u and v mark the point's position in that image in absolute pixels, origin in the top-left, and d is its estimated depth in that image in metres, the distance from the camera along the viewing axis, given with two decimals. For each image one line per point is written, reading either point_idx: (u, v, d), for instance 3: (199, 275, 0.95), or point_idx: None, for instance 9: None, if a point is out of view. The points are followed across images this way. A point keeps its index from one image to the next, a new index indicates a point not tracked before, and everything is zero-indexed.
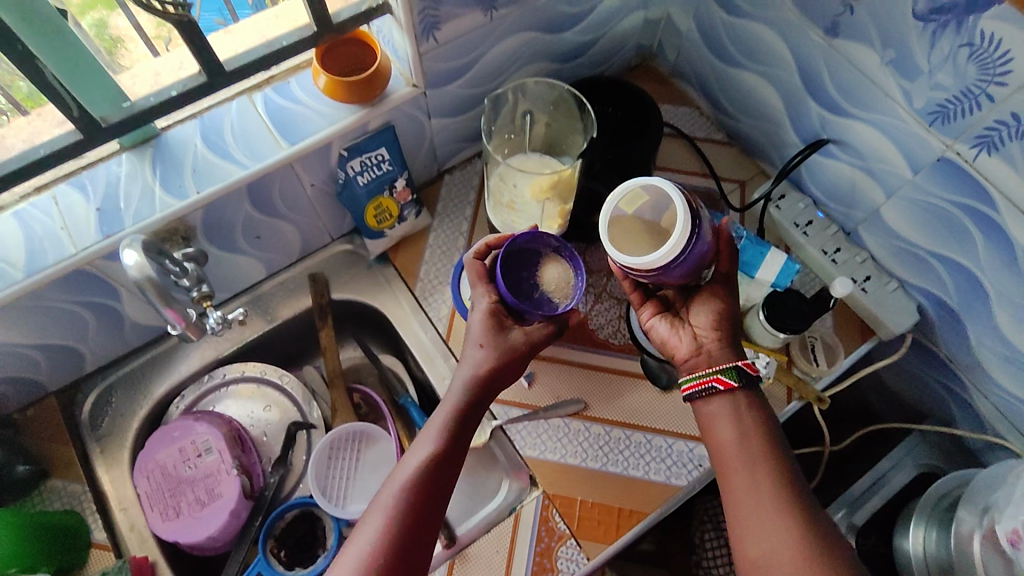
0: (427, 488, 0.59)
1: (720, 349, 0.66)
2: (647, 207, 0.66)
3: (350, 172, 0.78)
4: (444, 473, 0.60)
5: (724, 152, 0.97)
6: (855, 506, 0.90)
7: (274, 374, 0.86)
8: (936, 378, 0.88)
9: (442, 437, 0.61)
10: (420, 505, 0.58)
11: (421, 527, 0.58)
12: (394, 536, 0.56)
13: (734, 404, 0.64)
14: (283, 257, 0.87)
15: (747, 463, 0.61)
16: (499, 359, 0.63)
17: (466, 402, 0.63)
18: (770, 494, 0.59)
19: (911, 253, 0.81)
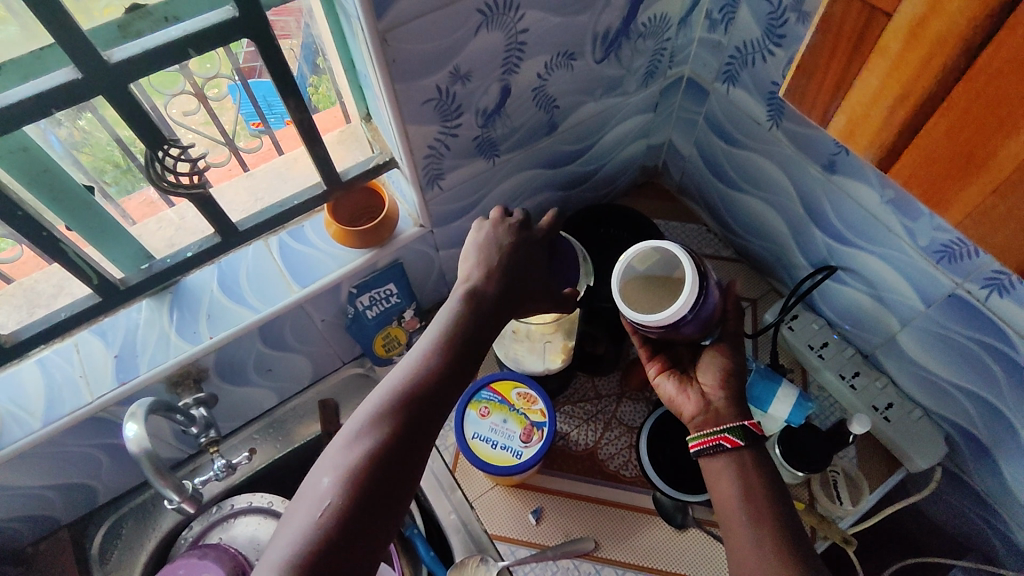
0: (419, 403, 0.52)
1: (730, 408, 0.63)
2: (658, 264, 0.64)
3: (359, 307, 0.81)
4: (441, 383, 0.54)
5: (732, 269, 0.97)
6: None
7: (281, 505, 0.85)
8: (973, 510, 0.83)
9: (437, 346, 0.55)
10: (409, 418, 0.52)
11: (413, 441, 0.51)
12: (379, 449, 0.49)
13: (740, 465, 0.59)
14: (295, 384, 0.88)
15: (752, 518, 0.57)
16: (505, 276, 0.61)
17: (465, 314, 0.58)
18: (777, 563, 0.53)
19: (932, 382, 0.78)
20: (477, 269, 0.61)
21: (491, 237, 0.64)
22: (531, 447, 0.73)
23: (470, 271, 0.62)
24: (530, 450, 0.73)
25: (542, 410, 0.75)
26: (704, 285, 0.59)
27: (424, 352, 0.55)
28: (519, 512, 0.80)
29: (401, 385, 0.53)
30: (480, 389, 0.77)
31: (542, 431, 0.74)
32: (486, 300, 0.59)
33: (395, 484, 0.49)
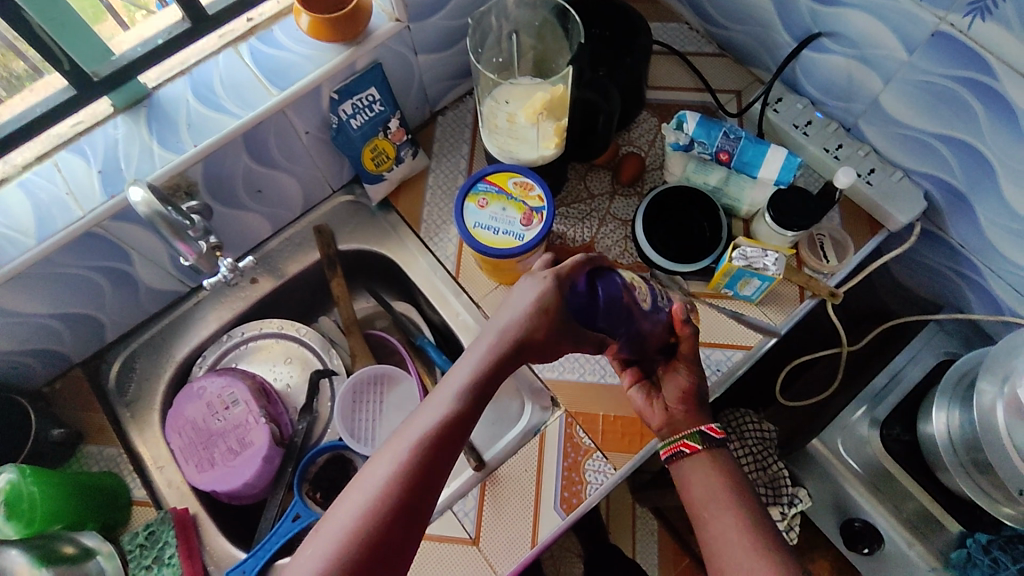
0: (432, 457, 0.52)
1: (693, 420, 0.68)
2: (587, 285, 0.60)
3: (343, 115, 0.78)
4: (451, 446, 0.53)
5: (715, 63, 0.96)
6: (877, 400, 0.88)
7: (292, 328, 0.88)
8: (949, 267, 0.88)
9: (457, 399, 0.54)
10: (417, 483, 0.51)
11: (416, 508, 0.51)
12: (381, 519, 0.49)
13: (702, 467, 0.66)
14: (287, 211, 0.87)
15: (717, 512, 0.63)
16: (538, 331, 0.58)
17: (487, 371, 0.56)
18: (750, 551, 0.60)
19: (913, 139, 0.81)
20: (508, 320, 0.58)
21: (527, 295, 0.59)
22: (533, 229, 0.74)
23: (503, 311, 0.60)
24: (531, 233, 0.74)
25: (540, 196, 0.75)
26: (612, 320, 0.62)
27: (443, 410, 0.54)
28: None
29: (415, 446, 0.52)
30: (476, 182, 0.77)
31: (543, 214, 0.75)
32: (512, 348, 0.57)
33: (402, 537, 0.50)
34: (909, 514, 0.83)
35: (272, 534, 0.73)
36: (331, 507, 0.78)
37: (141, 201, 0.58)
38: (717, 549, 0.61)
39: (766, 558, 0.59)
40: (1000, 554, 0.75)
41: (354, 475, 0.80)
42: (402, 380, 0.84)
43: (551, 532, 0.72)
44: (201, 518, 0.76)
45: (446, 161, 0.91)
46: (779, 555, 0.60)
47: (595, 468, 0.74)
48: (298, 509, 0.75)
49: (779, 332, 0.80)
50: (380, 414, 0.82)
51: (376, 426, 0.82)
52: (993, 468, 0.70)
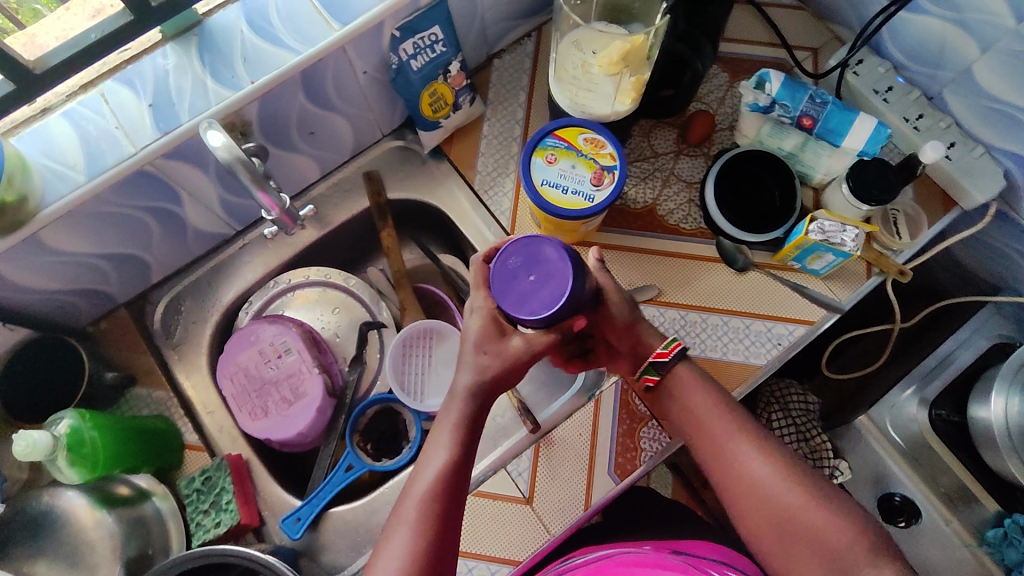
0: (447, 496, 0.56)
1: (648, 331, 0.67)
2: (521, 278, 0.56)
3: (403, 55, 0.73)
4: (455, 506, 0.56)
5: (792, 17, 0.90)
6: (928, 379, 0.87)
7: (339, 278, 0.85)
8: (1015, 248, 0.86)
9: (451, 450, 0.57)
10: (437, 538, 0.54)
11: (440, 569, 0.54)
12: (420, 568, 0.53)
13: (687, 382, 0.65)
14: (335, 155, 0.83)
15: (713, 418, 0.62)
16: (506, 370, 0.59)
17: (468, 420, 0.59)
18: (743, 443, 0.60)
19: (1001, 114, 0.77)
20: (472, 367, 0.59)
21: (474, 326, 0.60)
22: (603, 190, 0.71)
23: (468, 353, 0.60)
24: (602, 194, 0.70)
25: (612, 154, 0.71)
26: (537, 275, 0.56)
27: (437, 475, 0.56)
28: None
29: (420, 515, 0.54)
30: (545, 137, 0.72)
31: (614, 174, 0.71)
32: (492, 386, 0.59)
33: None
34: (947, 489, 0.84)
35: (326, 483, 0.73)
36: (382, 458, 0.78)
37: (222, 146, 0.58)
38: (715, 453, 0.61)
39: (759, 447, 0.60)
40: None
41: (403, 428, 0.80)
42: (452, 336, 0.83)
43: (604, 495, 0.72)
44: (253, 465, 0.75)
45: (503, 110, 0.86)
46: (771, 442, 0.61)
47: (651, 436, 0.74)
48: (350, 460, 0.75)
49: (843, 308, 0.78)
50: (429, 369, 0.81)
51: (425, 381, 0.81)
52: None
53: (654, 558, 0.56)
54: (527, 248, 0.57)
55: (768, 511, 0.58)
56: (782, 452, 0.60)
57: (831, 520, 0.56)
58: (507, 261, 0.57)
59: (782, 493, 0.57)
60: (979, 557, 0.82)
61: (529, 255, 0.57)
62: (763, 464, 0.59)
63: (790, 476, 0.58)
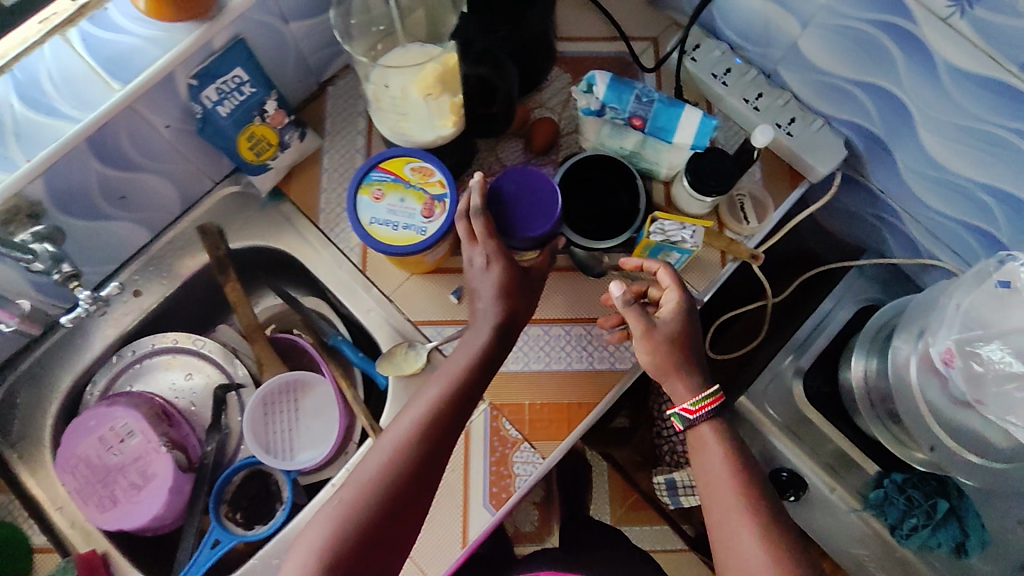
0: (435, 432, 0.60)
1: (680, 382, 0.65)
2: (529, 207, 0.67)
3: (207, 102, 0.68)
4: (433, 458, 0.59)
5: (628, 7, 0.88)
6: (802, 348, 0.89)
7: (188, 341, 0.80)
8: (868, 212, 0.88)
9: (449, 389, 0.61)
10: (414, 466, 0.58)
11: (407, 494, 0.58)
12: (389, 487, 0.57)
13: (707, 445, 0.63)
14: (164, 212, 0.78)
15: (717, 489, 0.61)
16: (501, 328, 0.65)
17: (472, 367, 0.63)
18: (743, 522, 0.58)
19: (831, 86, 0.77)
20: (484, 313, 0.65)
21: (482, 270, 0.65)
22: (435, 221, 0.67)
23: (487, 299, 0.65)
24: (433, 226, 0.67)
25: (441, 182, 0.68)
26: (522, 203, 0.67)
27: (420, 418, 0.60)
28: (440, 296, 0.78)
29: (397, 449, 0.58)
30: (370, 171, 0.68)
31: (445, 203, 0.68)
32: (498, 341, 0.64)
33: (404, 510, 0.57)
34: (828, 457, 0.85)
35: (191, 563, 0.72)
36: (255, 525, 0.74)
37: None
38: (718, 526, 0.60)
39: (758, 530, 0.58)
40: (915, 493, 0.80)
41: (275, 489, 0.76)
42: (317, 385, 0.79)
43: (482, 528, 0.71)
44: (111, 557, 0.72)
45: (341, 140, 0.82)
46: (776, 523, 0.58)
47: (523, 459, 0.73)
48: (216, 535, 0.73)
49: (700, 301, 0.78)
50: (297, 423, 0.78)
51: (293, 437, 0.78)
52: (902, 419, 0.72)
53: None
54: (525, 175, 0.67)
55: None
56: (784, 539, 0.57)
57: None
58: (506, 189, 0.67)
59: None
60: (866, 519, 0.84)
61: (523, 184, 0.67)
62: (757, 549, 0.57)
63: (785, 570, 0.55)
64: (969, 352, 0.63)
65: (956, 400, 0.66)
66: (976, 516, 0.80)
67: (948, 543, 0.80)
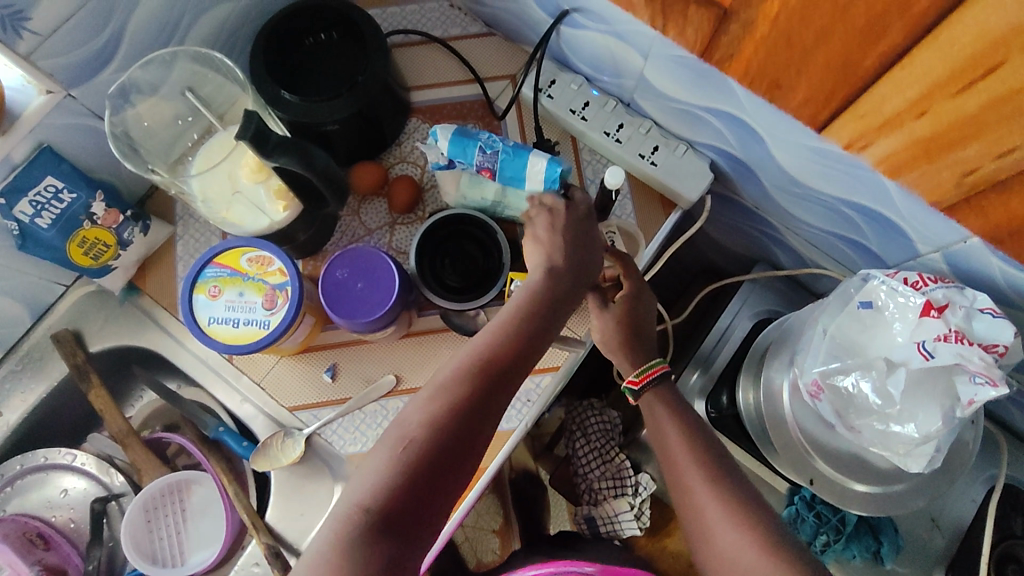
0: (501, 365, 0.51)
1: (626, 355, 0.67)
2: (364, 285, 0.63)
3: (22, 217, 0.64)
4: (503, 391, 0.51)
5: (484, 45, 0.85)
6: (710, 360, 0.88)
7: (59, 455, 0.76)
8: (753, 227, 0.87)
9: (513, 325, 0.53)
10: (478, 399, 0.49)
11: (467, 432, 0.48)
12: (450, 420, 0.48)
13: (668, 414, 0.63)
14: (12, 325, 0.74)
15: (702, 464, 0.58)
16: (559, 274, 0.58)
17: (540, 307, 0.55)
18: (705, 488, 0.56)
19: (683, 112, 0.75)
20: (539, 253, 0.59)
21: (548, 229, 0.61)
22: (277, 312, 0.64)
23: (544, 250, 0.59)
24: (277, 317, 0.64)
25: (281, 270, 0.65)
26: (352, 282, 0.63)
27: (480, 350, 0.51)
28: (313, 376, 0.75)
29: (463, 375, 0.50)
30: (204, 268, 0.65)
31: (287, 292, 0.65)
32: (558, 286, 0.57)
33: (465, 449, 0.48)
34: None
35: None
36: None
37: None
38: (692, 524, 0.56)
39: (722, 496, 0.55)
40: (823, 508, 0.79)
41: None
42: (201, 483, 0.76)
43: None
44: None
45: (196, 223, 0.78)
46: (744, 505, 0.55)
47: None
48: None
49: (587, 343, 0.76)
50: (182, 527, 0.74)
51: (181, 540, 0.74)
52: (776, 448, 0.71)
53: None
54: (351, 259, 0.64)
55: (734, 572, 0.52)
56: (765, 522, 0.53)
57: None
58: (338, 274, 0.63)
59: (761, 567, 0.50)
60: None
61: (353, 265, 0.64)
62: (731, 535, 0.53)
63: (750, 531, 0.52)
64: (832, 384, 0.62)
65: (829, 426, 0.65)
66: (888, 522, 0.80)
67: (862, 554, 0.79)
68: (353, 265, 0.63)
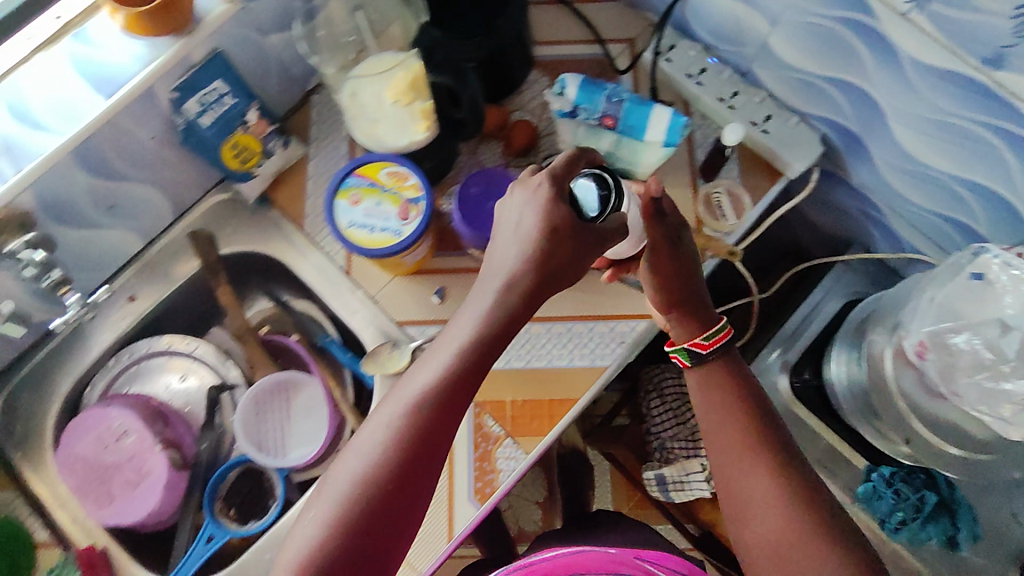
0: (442, 398, 0.57)
1: (683, 321, 0.69)
2: (492, 203, 0.67)
3: (189, 114, 0.71)
4: (442, 430, 0.57)
5: (606, 9, 0.89)
6: (791, 342, 0.89)
7: (180, 343, 0.82)
8: (853, 206, 0.88)
9: (454, 356, 0.59)
10: (423, 431, 0.56)
11: (412, 464, 0.56)
12: (397, 453, 0.56)
13: (717, 376, 0.68)
14: (155, 220, 0.81)
15: (746, 431, 0.64)
16: (524, 284, 0.60)
17: (489, 325, 0.59)
18: (753, 456, 0.63)
19: (803, 82, 0.78)
20: (494, 267, 0.61)
21: (513, 238, 0.61)
22: (411, 223, 0.70)
23: (497, 263, 0.61)
24: (410, 228, 0.69)
25: (416, 186, 0.70)
26: (480, 198, 0.68)
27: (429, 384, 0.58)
28: (422, 296, 0.80)
29: (407, 412, 0.57)
30: (347, 177, 0.71)
31: (420, 206, 0.70)
32: (519, 299, 0.60)
33: (411, 478, 0.56)
34: (821, 454, 0.85)
35: (187, 558, 0.74)
36: (249, 521, 0.77)
37: None
38: (729, 488, 0.63)
39: (769, 466, 0.62)
40: (903, 486, 0.80)
41: (269, 486, 0.78)
42: (306, 384, 0.81)
43: (468, 523, 0.73)
44: (111, 551, 0.74)
45: (326, 147, 0.84)
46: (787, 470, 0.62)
47: (507, 455, 0.75)
48: (211, 531, 0.75)
49: None
50: (287, 423, 0.80)
51: (285, 434, 0.80)
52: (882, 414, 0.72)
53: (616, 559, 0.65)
54: (486, 177, 0.68)
55: (764, 535, 0.59)
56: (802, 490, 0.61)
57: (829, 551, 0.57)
58: (470, 189, 0.68)
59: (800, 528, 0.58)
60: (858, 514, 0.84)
61: (487, 183, 0.68)
62: (769, 498, 0.60)
63: (794, 499, 0.60)
64: (941, 342, 0.64)
65: (930, 390, 0.67)
66: (967, 508, 0.80)
67: (938, 536, 0.80)
68: (484, 180, 0.68)
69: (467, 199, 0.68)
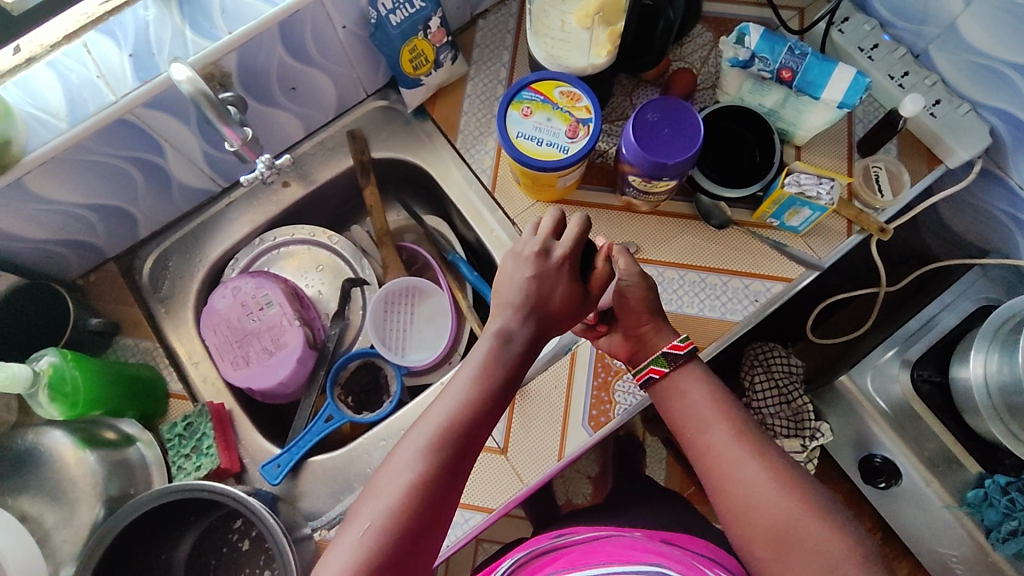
0: (476, 411, 0.57)
1: (655, 334, 0.68)
2: (666, 131, 0.68)
3: (382, 10, 0.74)
4: (472, 442, 0.57)
5: None
6: (909, 342, 0.87)
7: (323, 236, 0.87)
8: (1003, 210, 0.86)
9: (483, 372, 0.58)
10: (458, 441, 0.56)
11: (450, 474, 0.54)
12: (436, 463, 0.54)
13: (691, 380, 0.66)
14: (318, 112, 0.84)
15: (733, 432, 0.62)
16: (542, 312, 0.59)
17: (513, 346, 0.59)
18: (748, 455, 0.60)
19: (986, 69, 0.76)
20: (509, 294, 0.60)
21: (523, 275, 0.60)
22: (578, 142, 0.71)
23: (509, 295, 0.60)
24: (576, 146, 0.71)
25: (588, 107, 0.71)
26: (657, 125, 0.68)
27: (463, 397, 0.57)
28: None
29: (445, 425, 0.55)
30: (521, 90, 0.72)
31: (589, 127, 0.71)
32: (535, 328, 0.60)
33: (450, 487, 0.54)
34: (931, 454, 0.84)
35: (306, 432, 0.76)
36: (362, 410, 0.80)
37: (185, 79, 0.60)
38: (722, 490, 0.60)
39: (763, 462, 0.60)
40: (1018, 496, 0.77)
41: (383, 382, 0.82)
42: (433, 294, 0.84)
43: (578, 447, 0.74)
44: (235, 414, 0.78)
45: (486, 69, 0.86)
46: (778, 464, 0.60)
47: (625, 389, 0.75)
48: (331, 411, 0.78)
49: (820, 267, 0.78)
50: (410, 326, 0.83)
51: (405, 336, 0.83)
52: None
53: (644, 542, 0.58)
54: (663, 105, 0.68)
55: (767, 523, 0.57)
56: (799, 483, 0.58)
57: (837, 539, 0.55)
58: (648, 116, 0.68)
59: (806, 521, 0.56)
60: (959, 518, 0.83)
61: (665, 111, 0.68)
62: (769, 486, 0.58)
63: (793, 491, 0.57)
64: None
65: None
66: None
67: None
68: (661, 109, 0.68)
69: (642, 125, 0.68)
